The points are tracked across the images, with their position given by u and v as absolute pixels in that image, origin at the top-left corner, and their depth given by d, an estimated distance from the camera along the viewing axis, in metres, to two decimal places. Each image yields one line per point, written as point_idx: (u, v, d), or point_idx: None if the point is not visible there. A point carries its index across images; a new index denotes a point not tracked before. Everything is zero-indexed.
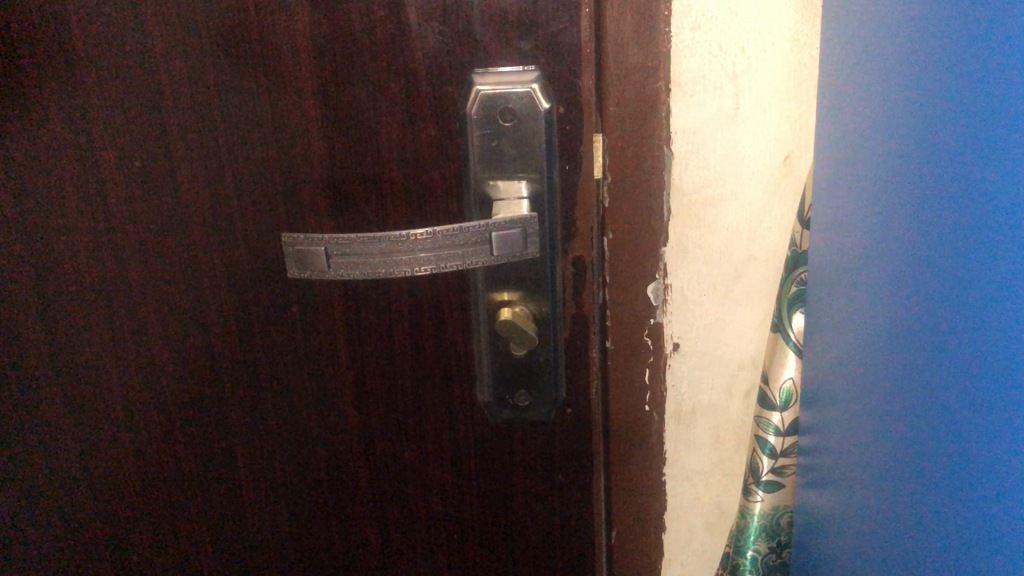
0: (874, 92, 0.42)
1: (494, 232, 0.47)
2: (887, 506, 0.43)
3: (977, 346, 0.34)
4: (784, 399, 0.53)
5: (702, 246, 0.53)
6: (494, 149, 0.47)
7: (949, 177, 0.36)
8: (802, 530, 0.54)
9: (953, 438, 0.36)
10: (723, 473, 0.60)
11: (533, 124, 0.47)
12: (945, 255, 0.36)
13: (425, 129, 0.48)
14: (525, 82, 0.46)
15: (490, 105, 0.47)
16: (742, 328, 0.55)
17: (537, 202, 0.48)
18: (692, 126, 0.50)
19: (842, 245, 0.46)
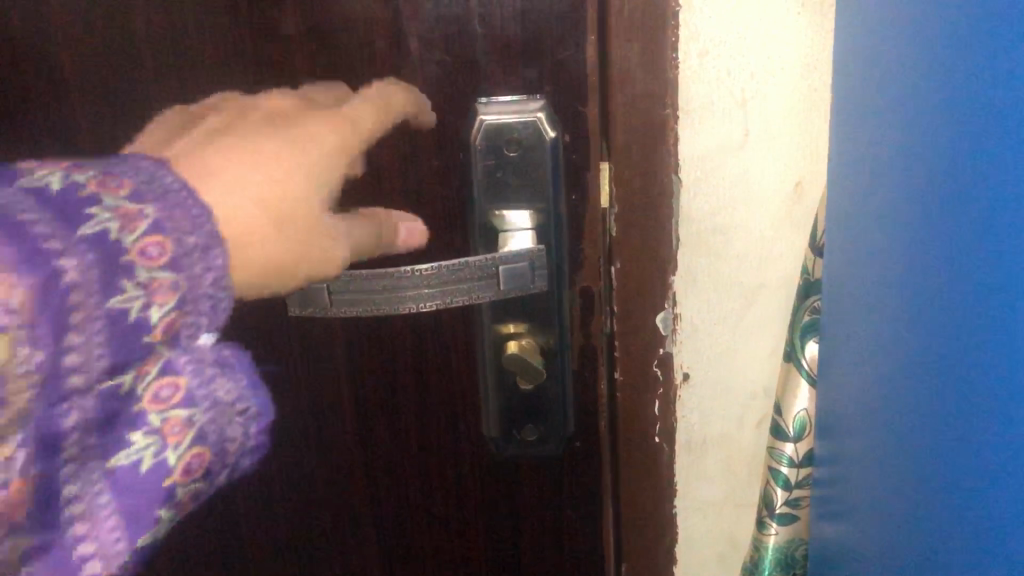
0: (868, 128, 0.42)
1: (502, 265, 0.48)
2: (895, 526, 0.43)
3: (979, 386, 0.34)
4: (798, 429, 0.52)
5: (711, 275, 0.51)
6: (502, 180, 0.49)
7: (948, 215, 0.36)
8: (817, 562, 0.52)
9: (960, 452, 0.36)
10: (735, 505, 0.58)
11: (539, 153, 0.48)
12: (948, 267, 0.36)
13: (429, 160, 0.49)
14: (529, 111, 0.48)
15: (496, 135, 0.48)
16: (753, 357, 0.54)
17: (545, 232, 0.50)
18: (700, 154, 0.48)
19: (843, 262, 0.46)
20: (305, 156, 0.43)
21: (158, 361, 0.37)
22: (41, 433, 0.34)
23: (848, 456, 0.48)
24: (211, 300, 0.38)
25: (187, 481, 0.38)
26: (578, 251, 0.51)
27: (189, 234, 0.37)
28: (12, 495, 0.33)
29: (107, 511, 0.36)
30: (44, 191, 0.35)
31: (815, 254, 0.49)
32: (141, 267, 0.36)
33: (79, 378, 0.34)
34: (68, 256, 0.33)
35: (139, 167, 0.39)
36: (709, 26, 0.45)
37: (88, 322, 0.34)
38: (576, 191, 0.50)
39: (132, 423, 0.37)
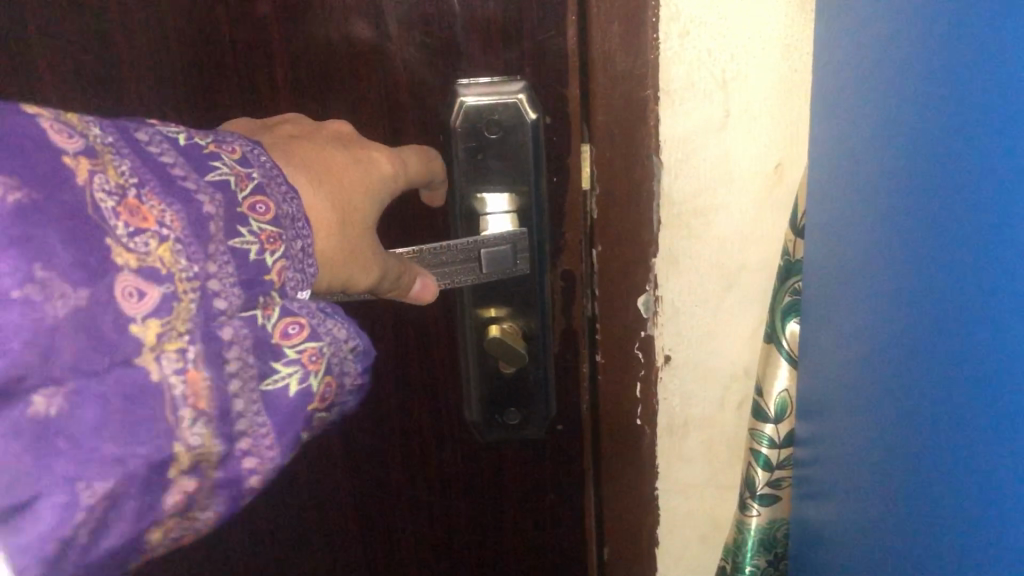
0: (846, 116, 0.43)
1: (484, 247, 0.48)
2: (884, 517, 0.42)
3: (957, 374, 0.34)
4: (779, 410, 0.52)
5: (693, 258, 0.51)
6: (483, 164, 0.49)
7: (927, 204, 0.36)
8: (800, 543, 0.53)
9: (951, 446, 0.35)
10: (717, 485, 0.58)
11: (521, 135, 0.48)
12: (938, 260, 0.35)
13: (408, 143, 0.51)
14: (510, 93, 0.48)
15: (477, 116, 0.48)
16: (735, 339, 0.53)
17: (525, 215, 0.50)
18: (681, 135, 0.48)
19: (831, 253, 0.45)
20: (363, 174, 0.42)
21: (278, 302, 0.32)
22: (205, 346, 0.29)
23: (829, 440, 0.48)
24: (299, 248, 0.34)
25: (321, 409, 0.34)
26: (560, 234, 0.52)
27: (283, 204, 0.33)
28: (191, 388, 0.28)
29: (269, 432, 0.31)
30: (174, 144, 0.31)
31: (796, 237, 0.49)
32: (252, 221, 0.31)
33: (223, 304, 0.30)
34: (203, 196, 0.30)
35: (242, 141, 0.35)
36: (689, 6, 0.45)
37: (219, 250, 0.30)
38: (556, 174, 0.51)
39: (274, 353, 0.31)
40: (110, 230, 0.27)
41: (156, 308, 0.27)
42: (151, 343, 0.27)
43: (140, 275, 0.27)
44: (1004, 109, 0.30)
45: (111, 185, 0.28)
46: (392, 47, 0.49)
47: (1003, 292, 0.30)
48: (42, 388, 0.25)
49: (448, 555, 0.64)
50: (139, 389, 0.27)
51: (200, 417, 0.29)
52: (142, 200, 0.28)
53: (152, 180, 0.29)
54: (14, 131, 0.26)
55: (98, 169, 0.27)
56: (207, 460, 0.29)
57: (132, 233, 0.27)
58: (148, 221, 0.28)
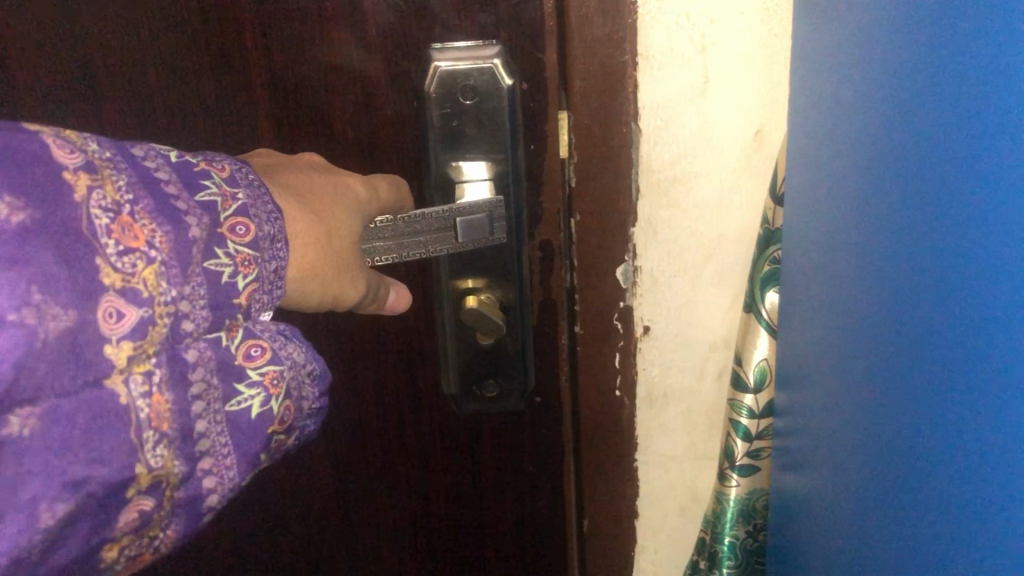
0: (825, 81, 0.42)
1: (458, 216, 0.47)
2: (868, 496, 0.42)
3: (934, 337, 0.34)
4: (758, 380, 0.52)
5: (672, 226, 0.51)
6: (459, 136, 0.48)
7: (914, 177, 0.35)
8: (779, 513, 0.53)
9: (937, 428, 0.34)
10: (697, 457, 0.58)
11: (496, 102, 0.47)
12: (926, 237, 0.34)
13: (381, 111, 0.50)
14: (483, 57, 0.46)
15: (452, 83, 0.47)
16: (714, 309, 0.53)
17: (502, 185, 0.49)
18: (660, 102, 0.47)
19: (815, 229, 0.44)
20: (341, 195, 0.43)
21: (241, 323, 0.33)
22: (170, 368, 0.30)
23: (807, 409, 0.48)
24: (274, 270, 0.35)
25: (281, 433, 0.35)
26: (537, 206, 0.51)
27: (265, 223, 0.35)
28: (155, 410, 0.30)
29: (228, 453, 0.33)
30: (168, 161, 0.33)
31: (775, 205, 0.48)
32: (230, 243, 0.33)
33: (190, 326, 0.31)
34: (192, 217, 0.31)
35: (232, 163, 0.36)
36: None
37: (195, 272, 0.31)
38: (533, 142, 0.50)
39: (238, 374, 0.33)
40: (100, 249, 0.28)
41: (133, 331, 0.29)
42: (122, 366, 0.29)
43: (122, 296, 0.29)
44: (989, 71, 0.29)
45: (108, 202, 0.29)
46: (365, 19, 0.48)
47: (988, 266, 0.30)
48: (19, 409, 0.27)
49: (431, 529, 0.64)
50: (111, 409, 0.29)
51: (161, 439, 0.30)
52: (135, 218, 0.29)
53: (146, 197, 0.30)
54: (19, 146, 0.27)
55: (97, 185, 0.29)
56: (166, 480, 0.31)
57: (121, 252, 0.29)
58: (138, 241, 0.29)
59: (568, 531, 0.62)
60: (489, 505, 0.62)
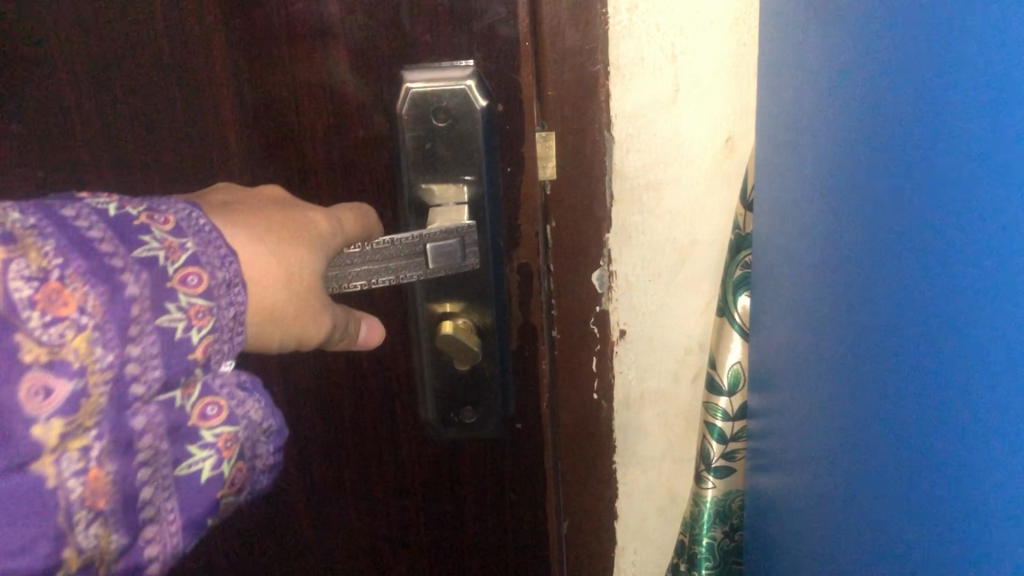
0: (793, 96, 0.43)
1: (428, 240, 0.46)
2: (842, 499, 0.42)
3: (902, 345, 0.35)
4: (732, 382, 0.53)
5: (645, 232, 0.52)
6: (433, 159, 0.49)
7: (882, 188, 0.36)
8: (755, 514, 0.53)
9: (907, 431, 0.35)
10: (674, 458, 0.59)
11: (468, 123, 0.48)
12: (893, 246, 0.35)
13: (353, 132, 0.50)
14: (457, 79, 0.47)
15: (425, 104, 0.48)
16: (689, 312, 0.54)
17: (477, 209, 0.49)
18: (633, 110, 0.49)
19: (788, 236, 0.45)
20: (302, 230, 0.39)
21: (201, 379, 0.32)
22: (112, 440, 0.29)
23: (779, 413, 0.49)
24: (233, 316, 0.33)
25: (232, 495, 0.34)
26: (514, 229, 0.51)
27: (220, 268, 0.32)
28: (90, 489, 0.29)
29: (174, 517, 0.32)
30: (103, 216, 0.30)
31: (746, 210, 0.49)
32: (181, 296, 0.31)
33: (141, 389, 0.30)
34: (129, 275, 0.29)
35: (180, 207, 0.33)
36: None
37: (143, 331, 0.29)
38: (511, 167, 0.49)
39: (189, 436, 0.32)
40: (20, 325, 0.27)
41: (62, 408, 0.27)
42: (53, 445, 0.28)
43: (49, 371, 0.27)
44: (950, 88, 0.30)
45: (31, 271, 0.27)
46: (334, 45, 0.48)
47: (952, 277, 0.30)
48: None
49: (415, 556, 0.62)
50: (36, 492, 0.27)
51: (96, 519, 0.29)
52: (66, 281, 0.27)
53: (78, 258, 0.28)
54: None
55: (17, 256, 0.27)
56: (100, 558, 0.30)
57: (47, 324, 0.27)
58: (68, 307, 0.27)
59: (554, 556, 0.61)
60: (472, 534, 0.61)
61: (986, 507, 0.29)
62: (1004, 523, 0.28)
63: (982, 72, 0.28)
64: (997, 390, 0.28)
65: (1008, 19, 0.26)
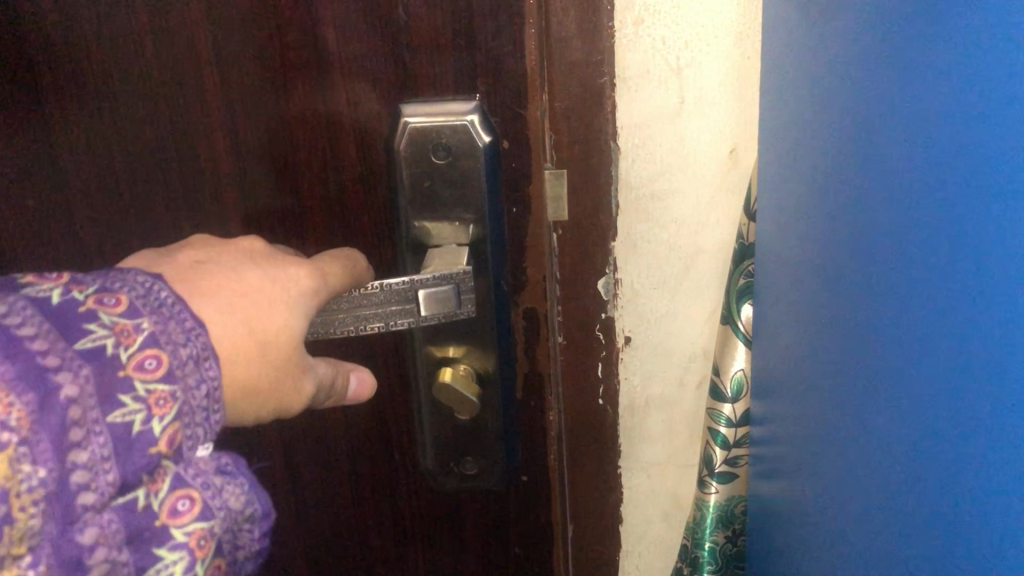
0: (796, 118, 0.44)
1: (420, 289, 0.47)
2: (843, 504, 0.43)
3: (901, 353, 0.36)
4: (735, 390, 0.54)
5: (650, 240, 0.53)
6: (438, 196, 0.50)
7: (881, 199, 0.37)
8: (758, 520, 0.54)
9: (906, 436, 0.36)
10: (679, 463, 0.60)
11: (469, 162, 0.49)
12: (892, 255, 0.36)
13: (351, 168, 0.52)
14: (459, 116, 0.48)
15: (423, 139, 0.49)
16: (693, 319, 0.55)
17: (478, 248, 0.50)
18: (638, 122, 0.50)
19: (789, 244, 0.46)
20: (283, 287, 0.40)
21: (171, 469, 0.31)
22: (60, 556, 0.27)
23: (781, 419, 0.49)
24: (205, 395, 0.32)
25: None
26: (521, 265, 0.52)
27: (182, 346, 0.32)
28: None
29: None
30: (44, 309, 0.29)
31: (749, 219, 0.50)
32: (137, 383, 0.30)
33: (92, 497, 0.28)
34: (66, 373, 0.28)
35: (138, 287, 0.33)
36: None
37: (90, 431, 0.28)
38: (518, 207, 0.51)
39: (159, 538, 0.30)
40: None
41: None
42: None
43: None
44: (945, 103, 0.31)
45: None
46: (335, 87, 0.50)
47: (950, 285, 0.31)
48: None
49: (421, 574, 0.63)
50: None
51: None
52: None
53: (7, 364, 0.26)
54: None
55: None
56: None
57: None
58: None
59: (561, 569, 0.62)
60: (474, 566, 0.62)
61: (987, 521, 0.30)
62: (1001, 527, 0.29)
63: (976, 97, 0.29)
64: (997, 409, 0.28)
65: (1001, 43, 0.27)
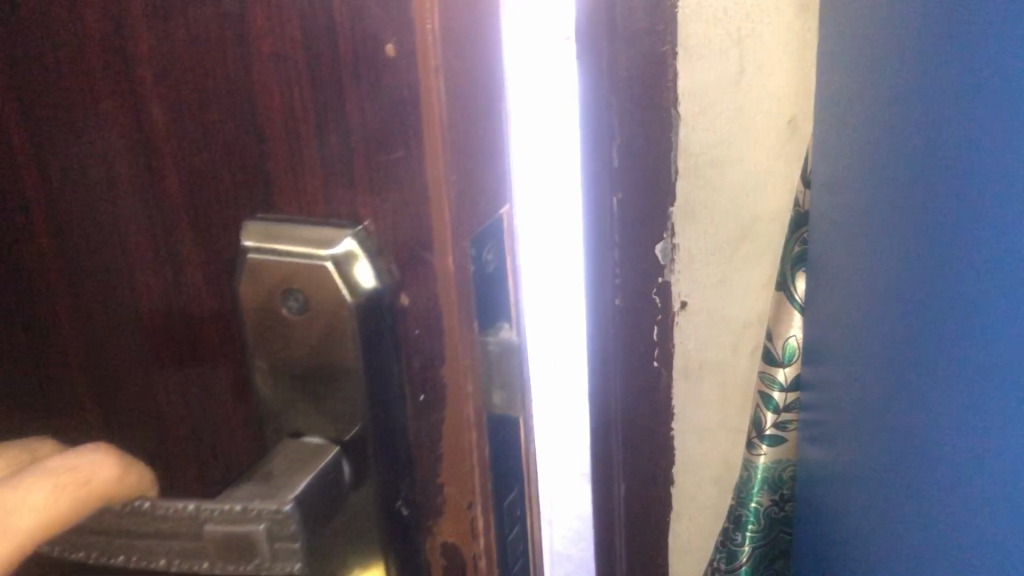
0: (845, 126, 0.46)
1: (205, 525, 0.21)
2: (883, 464, 0.45)
3: (946, 322, 0.37)
4: (786, 353, 0.55)
5: (708, 207, 0.55)
6: (284, 372, 0.25)
7: (930, 174, 0.38)
8: (807, 484, 0.56)
9: (947, 399, 0.38)
10: (729, 429, 0.62)
11: (326, 316, 0.23)
12: (940, 230, 0.37)
13: (194, 297, 0.26)
14: (316, 248, 0.22)
15: (265, 277, 0.24)
16: (749, 286, 0.57)
17: (356, 454, 0.24)
18: (698, 91, 0.52)
19: (841, 217, 0.48)
20: None
21: None
22: None
23: (829, 386, 0.51)
24: None
25: None
26: (433, 485, 0.25)
27: None
28: None
29: None
30: None
31: (806, 188, 0.52)
32: None
33: None
34: None
35: None
36: None
37: None
38: (424, 389, 0.24)
39: None
40: None
41: None
42: None
43: None
44: (996, 83, 0.32)
45: None
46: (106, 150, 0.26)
47: (997, 258, 0.33)
48: None
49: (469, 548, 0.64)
50: None
51: None
52: None
53: None
54: None
55: None
56: None
57: None
58: None
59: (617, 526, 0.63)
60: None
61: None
62: None
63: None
64: None
65: None
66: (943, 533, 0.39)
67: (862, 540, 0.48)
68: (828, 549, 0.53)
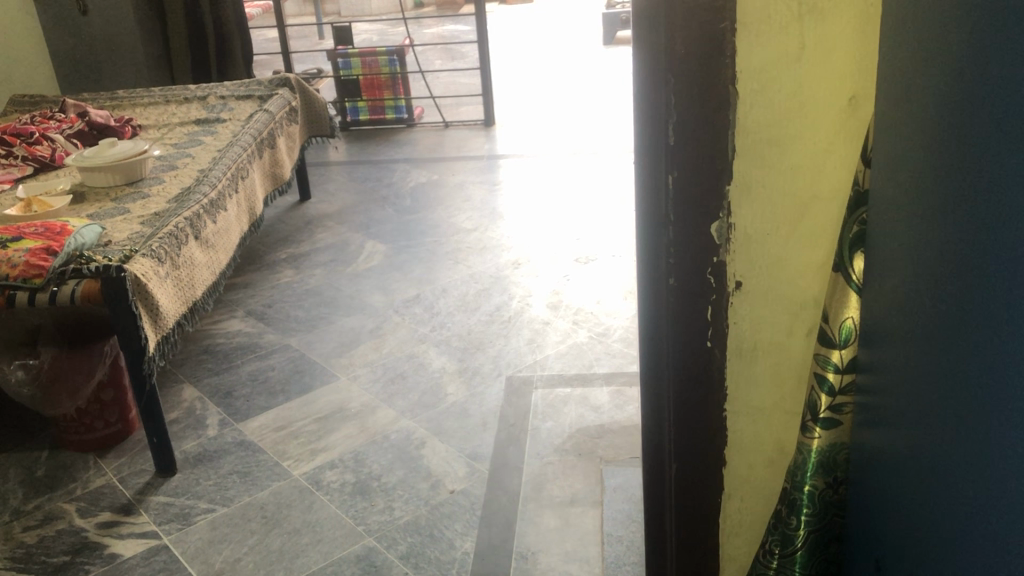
0: (905, 116, 0.46)
1: None
2: (933, 448, 0.45)
3: (998, 313, 0.38)
4: (844, 337, 0.56)
5: (764, 186, 0.54)
6: None
7: (986, 168, 0.38)
8: (861, 468, 0.55)
9: (996, 388, 0.38)
10: (783, 411, 0.61)
11: None
12: (995, 222, 0.37)
13: None
14: None
15: None
16: (804, 266, 0.56)
17: None
18: (758, 68, 0.51)
19: (898, 203, 0.47)
20: None
21: None
22: None
23: (884, 371, 0.51)
24: None
25: None
26: None
27: None
28: None
29: None
30: None
31: (865, 167, 0.53)
32: None
33: None
34: None
35: None
36: None
37: None
38: None
39: None
40: None
41: None
42: None
43: None
44: None
45: None
46: None
47: None
48: None
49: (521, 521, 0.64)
50: None
51: None
52: None
53: None
54: None
55: None
56: None
57: None
58: None
59: (669, 498, 0.63)
60: None
61: None
62: None
63: None
64: None
65: None
66: (989, 517, 0.40)
67: (913, 524, 0.48)
68: (883, 538, 0.53)
